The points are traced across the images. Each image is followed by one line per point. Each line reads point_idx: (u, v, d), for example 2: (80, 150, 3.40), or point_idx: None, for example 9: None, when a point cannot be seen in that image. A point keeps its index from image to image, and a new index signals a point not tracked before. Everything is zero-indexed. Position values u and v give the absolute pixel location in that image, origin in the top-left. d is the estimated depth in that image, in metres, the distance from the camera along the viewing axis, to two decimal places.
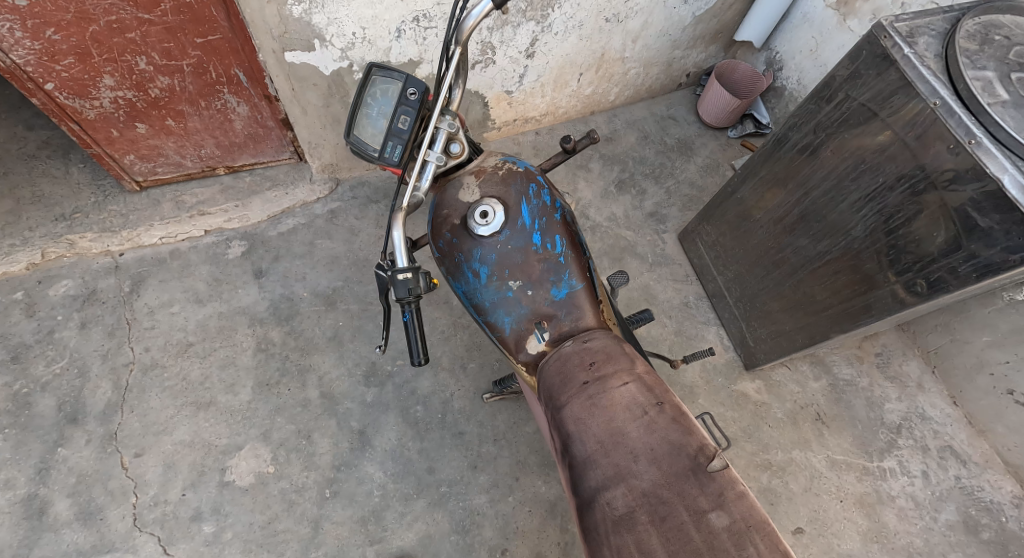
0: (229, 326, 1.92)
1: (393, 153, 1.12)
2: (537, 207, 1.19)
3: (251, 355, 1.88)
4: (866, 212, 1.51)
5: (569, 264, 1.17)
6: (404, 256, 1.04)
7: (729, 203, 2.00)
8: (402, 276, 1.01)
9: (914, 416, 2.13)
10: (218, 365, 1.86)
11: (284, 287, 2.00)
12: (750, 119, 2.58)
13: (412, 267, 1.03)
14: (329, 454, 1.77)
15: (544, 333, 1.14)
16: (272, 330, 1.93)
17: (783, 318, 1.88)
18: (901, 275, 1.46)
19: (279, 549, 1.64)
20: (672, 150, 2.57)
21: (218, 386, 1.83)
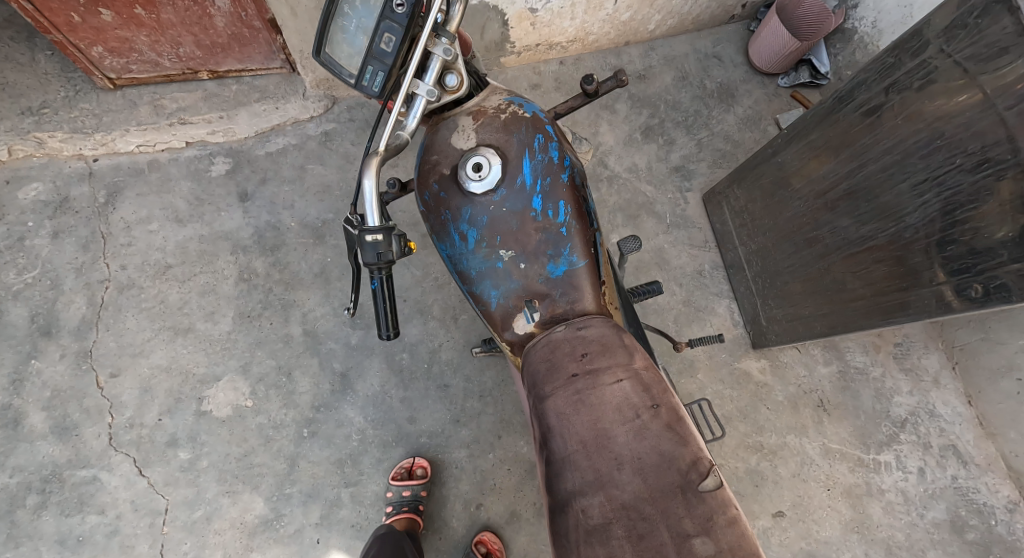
0: (212, 250, 1.82)
1: (373, 82, 0.95)
2: (541, 163, 0.99)
3: (233, 284, 1.79)
4: (927, 199, 1.30)
5: (572, 235, 0.98)
6: (374, 214, 0.88)
7: (767, 167, 1.78)
8: (368, 238, 0.86)
9: (922, 412, 2.03)
10: (198, 292, 1.77)
11: (271, 214, 1.87)
12: (806, 66, 2.26)
13: (385, 228, 0.88)
14: (309, 394, 1.73)
15: (534, 313, 0.99)
16: (257, 260, 1.82)
17: (803, 301, 1.73)
18: (952, 275, 1.28)
19: (254, 482, 1.64)
20: (711, 97, 2.29)
21: (196, 313, 1.75)
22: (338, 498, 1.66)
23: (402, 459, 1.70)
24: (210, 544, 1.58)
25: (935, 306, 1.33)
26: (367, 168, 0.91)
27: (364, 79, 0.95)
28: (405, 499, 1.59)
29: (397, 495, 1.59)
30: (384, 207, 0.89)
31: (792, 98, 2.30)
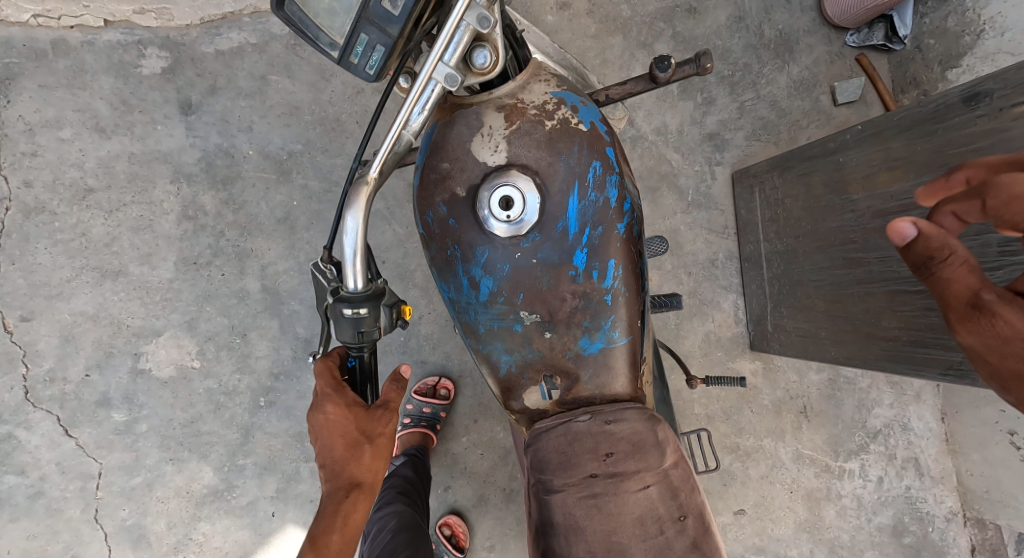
0: (149, 175, 1.48)
1: (369, 60, 0.61)
2: (592, 204, 0.71)
3: (175, 222, 1.49)
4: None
5: (617, 307, 0.74)
6: (353, 273, 0.62)
7: (824, 164, 1.53)
8: (346, 310, 0.61)
9: (896, 426, 1.99)
10: (131, 226, 1.47)
11: (222, 136, 1.51)
12: (885, 22, 1.86)
13: (368, 292, 0.63)
14: (267, 359, 1.53)
15: (553, 390, 0.79)
16: (207, 195, 1.51)
17: (822, 321, 1.59)
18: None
19: (202, 451, 1.48)
20: (766, 48, 1.91)
21: (129, 253, 1.47)
22: (296, 473, 1.52)
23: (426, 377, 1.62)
24: (151, 512, 1.46)
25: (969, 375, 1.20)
26: (353, 198, 0.62)
27: (353, 53, 0.61)
28: (425, 415, 1.57)
29: (417, 409, 1.56)
30: (368, 262, 0.63)
31: (857, 61, 1.92)
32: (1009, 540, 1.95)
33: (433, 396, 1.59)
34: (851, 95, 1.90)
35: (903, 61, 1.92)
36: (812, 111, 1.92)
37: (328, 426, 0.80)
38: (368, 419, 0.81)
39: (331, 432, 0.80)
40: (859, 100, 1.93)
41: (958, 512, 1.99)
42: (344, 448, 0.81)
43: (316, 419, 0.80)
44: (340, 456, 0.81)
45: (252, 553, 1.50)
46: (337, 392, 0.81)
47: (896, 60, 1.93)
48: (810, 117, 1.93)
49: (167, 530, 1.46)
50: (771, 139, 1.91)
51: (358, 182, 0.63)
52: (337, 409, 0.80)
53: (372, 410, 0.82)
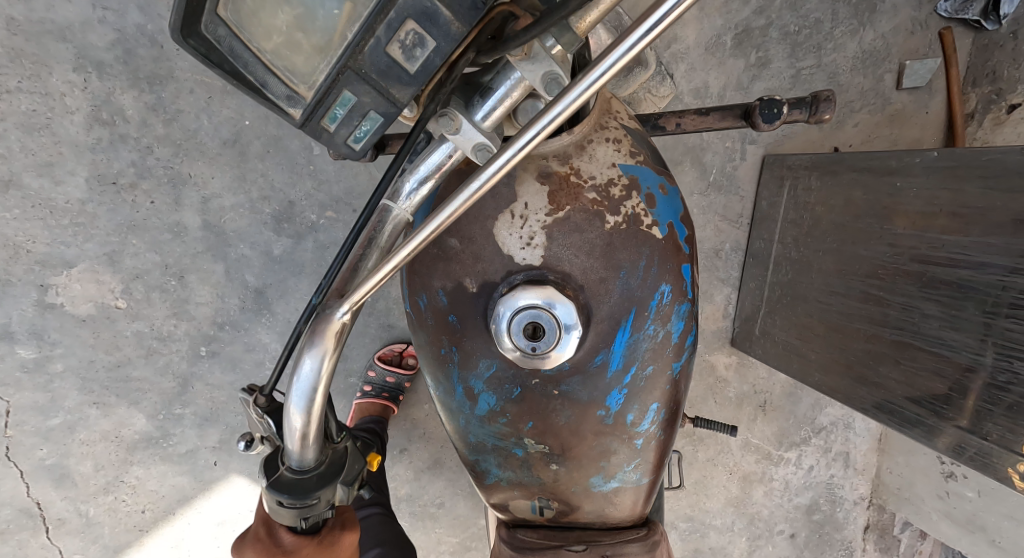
0: (40, 55, 1.05)
1: (355, 126, 0.37)
2: (648, 338, 0.53)
3: (84, 123, 1.09)
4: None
5: (645, 450, 0.60)
6: (296, 446, 0.44)
7: (878, 162, 1.03)
8: (283, 500, 0.44)
9: (839, 424, 1.71)
10: (20, 123, 1.08)
11: (141, 9, 1.04)
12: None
13: (319, 470, 0.46)
14: (210, 307, 1.25)
15: (546, 509, 0.66)
16: (125, 94, 1.09)
17: (814, 345, 1.20)
18: (994, 442, 0.85)
19: (133, 397, 1.28)
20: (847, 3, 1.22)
21: (22, 158, 1.10)
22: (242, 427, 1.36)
23: (393, 343, 1.37)
24: (75, 453, 1.30)
25: (934, 441, 0.95)
26: (314, 337, 0.42)
27: (329, 115, 0.37)
28: (387, 385, 1.35)
29: (379, 379, 1.33)
30: (323, 431, 0.45)
31: (937, 36, 1.24)
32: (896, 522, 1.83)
33: (399, 365, 1.36)
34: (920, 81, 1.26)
35: (989, 46, 1.24)
36: (873, 91, 1.29)
37: None
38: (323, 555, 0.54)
39: None
40: (923, 89, 1.29)
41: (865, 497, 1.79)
42: None
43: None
44: None
45: (192, 498, 1.39)
46: (273, 532, 0.53)
47: (982, 41, 1.25)
48: (866, 100, 1.29)
49: (94, 472, 1.32)
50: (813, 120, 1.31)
51: (322, 312, 0.43)
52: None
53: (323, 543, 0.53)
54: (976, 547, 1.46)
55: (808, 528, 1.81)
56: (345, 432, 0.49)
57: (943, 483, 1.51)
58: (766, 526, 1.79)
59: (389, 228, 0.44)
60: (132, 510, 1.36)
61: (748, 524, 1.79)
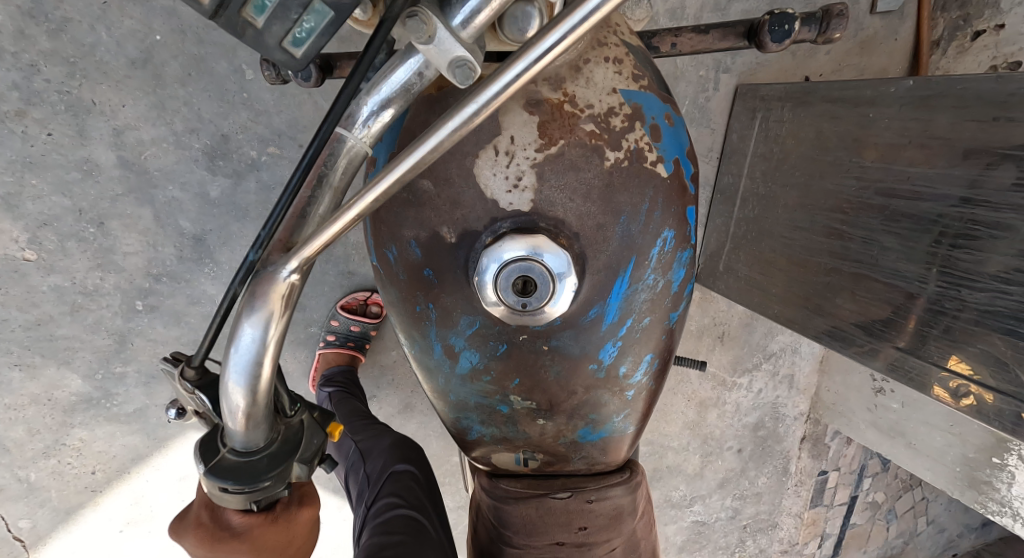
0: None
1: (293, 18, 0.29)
2: (647, 289, 0.48)
3: None
4: (995, 289, 0.70)
5: (636, 401, 0.57)
6: (238, 425, 0.38)
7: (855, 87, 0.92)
8: (228, 485, 0.39)
9: (787, 349, 1.65)
10: None
11: None
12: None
13: (269, 450, 0.40)
14: (140, 256, 1.11)
15: (531, 461, 0.63)
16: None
17: (773, 279, 1.12)
18: (927, 361, 0.80)
19: (64, 357, 1.14)
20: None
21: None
22: None
23: (357, 292, 1.26)
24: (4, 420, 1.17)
25: (872, 361, 0.90)
26: (256, 301, 0.35)
27: (254, 5, 0.29)
28: (352, 334, 1.25)
29: (343, 328, 1.23)
30: (271, 407, 0.39)
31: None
32: (829, 435, 1.81)
33: (363, 314, 1.26)
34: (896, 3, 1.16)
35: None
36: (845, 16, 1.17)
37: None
38: (277, 535, 0.47)
39: None
40: (895, 14, 1.19)
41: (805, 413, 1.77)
42: None
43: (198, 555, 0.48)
44: None
45: (147, 457, 1.28)
46: (217, 516, 0.46)
47: None
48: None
49: (30, 437, 1.19)
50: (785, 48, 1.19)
51: (265, 271, 0.35)
52: (218, 550, 0.46)
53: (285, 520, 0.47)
54: (896, 453, 1.52)
55: (753, 445, 1.76)
56: (299, 404, 0.43)
57: (873, 396, 1.55)
58: (718, 446, 1.73)
59: (344, 164, 0.36)
60: (80, 473, 1.24)
61: (702, 443, 1.72)
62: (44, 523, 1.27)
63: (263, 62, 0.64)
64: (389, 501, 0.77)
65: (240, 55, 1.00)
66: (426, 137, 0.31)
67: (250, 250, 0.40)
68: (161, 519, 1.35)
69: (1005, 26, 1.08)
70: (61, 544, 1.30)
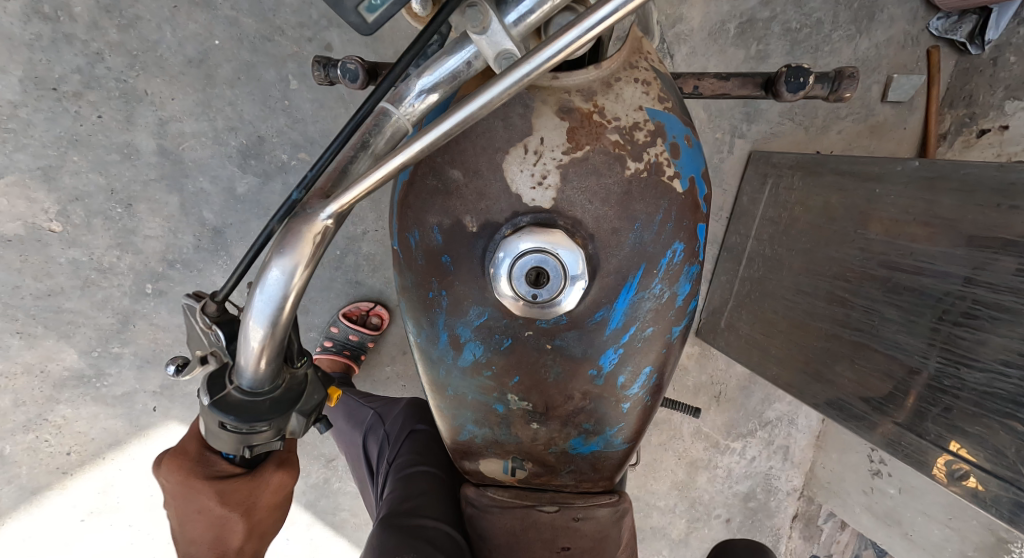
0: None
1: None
2: (653, 299, 0.50)
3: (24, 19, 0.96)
4: (995, 369, 0.70)
5: (630, 415, 0.58)
6: (250, 365, 0.40)
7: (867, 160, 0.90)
8: (227, 421, 0.41)
9: (783, 419, 1.59)
10: None
11: None
12: (980, 13, 1.09)
13: (273, 395, 0.42)
14: (159, 241, 1.13)
15: (519, 470, 0.62)
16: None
17: (775, 340, 1.08)
18: (931, 441, 0.78)
19: (65, 330, 1.15)
20: (847, 7, 1.11)
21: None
22: None
23: (358, 302, 1.25)
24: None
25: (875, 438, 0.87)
26: (289, 240, 0.37)
27: None
28: (349, 343, 1.24)
29: (341, 335, 1.23)
30: (282, 354, 0.40)
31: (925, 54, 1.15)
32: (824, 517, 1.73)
33: (363, 324, 1.24)
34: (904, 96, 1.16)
35: (971, 71, 1.14)
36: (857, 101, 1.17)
37: (180, 502, 0.46)
38: (241, 492, 0.47)
39: (185, 506, 0.47)
40: (905, 104, 1.18)
41: (798, 488, 1.67)
42: (204, 529, 0.48)
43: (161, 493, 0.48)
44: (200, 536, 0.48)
45: (123, 445, 1.25)
46: (203, 450, 0.47)
47: (963, 65, 1.15)
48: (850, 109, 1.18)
49: (14, 408, 1.18)
50: (806, 120, 1.19)
51: (302, 213, 0.37)
52: (186, 486, 0.46)
53: (254, 478, 0.47)
54: (891, 543, 1.44)
55: (742, 517, 1.68)
56: (305, 357, 0.45)
57: (868, 479, 1.48)
58: (705, 512, 1.66)
59: (388, 134, 0.39)
60: (54, 452, 1.22)
61: (689, 507, 1.66)
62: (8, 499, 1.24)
63: (315, 63, 0.66)
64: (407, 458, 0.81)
65: (289, 66, 1.04)
66: (476, 95, 0.34)
67: (293, 191, 0.44)
68: (128, 511, 1.30)
69: (1010, 128, 1.08)
70: (21, 525, 1.27)
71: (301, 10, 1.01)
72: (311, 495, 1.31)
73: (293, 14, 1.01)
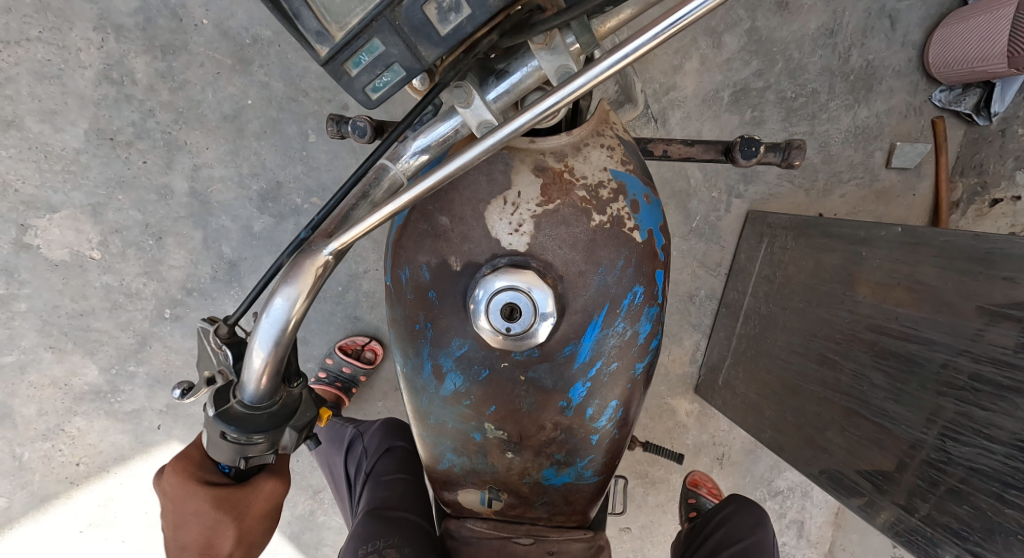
0: (65, 11, 1.04)
1: (376, 77, 0.37)
2: (617, 335, 0.56)
3: (93, 80, 1.08)
4: (979, 445, 0.71)
5: (600, 447, 0.62)
6: (253, 382, 0.45)
7: (853, 228, 0.95)
8: (228, 432, 0.45)
9: (796, 491, 1.49)
10: (33, 70, 1.07)
11: None
12: (984, 86, 1.15)
13: (270, 410, 0.47)
14: (182, 271, 1.20)
15: (496, 500, 0.65)
16: (137, 59, 1.08)
17: (769, 402, 1.10)
18: (924, 521, 0.78)
19: (90, 346, 1.21)
20: (845, 78, 1.19)
21: (27, 104, 1.08)
22: None
23: (356, 336, 1.30)
24: (21, 395, 1.22)
25: (873, 516, 0.86)
26: (296, 271, 0.43)
27: (354, 60, 0.36)
28: (343, 375, 1.29)
29: (334, 367, 1.27)
30: (281, 372, 0.46)
31: (930, 123, 1.22)
32: None
33: (357, 358, 1.30)
34: (909, 163, 1.23)
35: (980, 140, 1.22)
36: (862, 167, 1.25)
37: (176, 507, 0.51)
38: (234, 496, 0.52)
39: (180, 511, 0.51)
40: (913, 171, 1.26)
41: None
42: (198, 537, 0.52)
43: (161, 497, 0.53)
44: (192, 542, 0.52)
45: (128, 458, 1.29)
46: (203, 458, 0.53)
47: (972, 135, 1.22)
48: (855, 173, 1.25)
49: (38, 416, 1.24)
50: (805, 185, 1.26)
51: (308, 250, 0.44)
52: (184, 490, 0.51)
53: (248, 484, 0.53)
54: None
55: None
56: (302, 379, 0.50)
57: None
58: None
59: (385, 188, 0.46)
60: (66, 462, 1.26)
61: None
62: (18, 505, 1.28)
63: (330, 120, 0.75)
64: (386, 473, 0.86)
65: (310, 122, 1.14)
66: (460, 156, 0.41)
67: (302, 230, 0.50)
68: (125, 527, 1.33)
69: (1022, 198, 1.13)
70: (22, 532, 1.30)
71: (323, 74, 1.12)
72: (295, 526, 1.32)
73: (320, 81, 1.12)
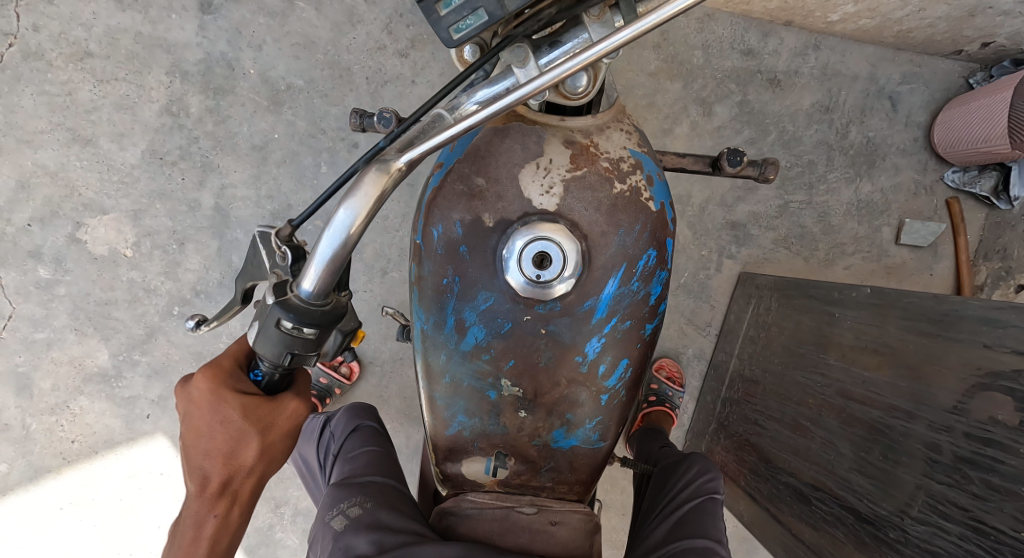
0: (147, 60, 1.19)
1: (461, 19, 0.45)
2: (631, 294, 0.61)
3: (156, 113, 1.21)
4: (935, 524, 0.69)
5: (609, 408, 0.65)
6: (312, 278, 0.50)
7: (818, 300, 0.98)
8: (286, 319, 0.50)
9: None
10: (115, 102, 1.20)
11: (231, 45, 1.19)
12: (1000, 169, 1.22)
13: (324, 308, 0.52)
14: (195, 275, 1.27)
15: (502, 467, 0.66)
16: (194, 97, 1.21)
17: (745, 471, 1.09)
18: None
19: (106, 332, 1.27)
20: (844, 152, 1.28)
21: (102, 126, 1.20)
22: None
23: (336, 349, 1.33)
24: (43, 368, 1.27)
25: None
26: (366, 178, 0.49)
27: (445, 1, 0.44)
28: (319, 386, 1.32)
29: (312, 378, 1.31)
30: (338, 274, 0.51)
31: (944, 204, 1.30)
32: None
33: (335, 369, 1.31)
34: (920, 240, 1.29)
35: (1004, 224, 1.28)
36: (867, 240, 1.31)
37: (202, 411, 0.54)
38: (265, 409, 0.55)
39: (207, 417, 0.54)
40: (927, 251, 1.32)
41: None
42: (220, 444, 0.54)
43: (184, 405, 0.55)
44: (213, 450, 0.54)
45: (116, 444, 1.30)
46: (235, 369, 0.56)
47: (995, 219, 1.29)
48: (860, 247, 1.32)
49: (50, 390, 1.27)
50: (803, 253, 1.31)
51: (380, 161, 0.50)
52: (217, 395, 0.54)
53: (277, 400, 0.56)
54: None
55: None
56: (346, 293, 0.56)
57: None
58: None
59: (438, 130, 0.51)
60: (64, 437, 1.29)
61: None
62: (18, 472, 1.29)
63: (354, 112, 0.72)
64: (355, 450, 0.85)
65: (324, 156, 1.24)
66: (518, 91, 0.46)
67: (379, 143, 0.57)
68: (100, 509, 1.32)
69: None
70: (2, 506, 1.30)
71: (341, 117, 1.22)
72: (251, 539, 1.32)
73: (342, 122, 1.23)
